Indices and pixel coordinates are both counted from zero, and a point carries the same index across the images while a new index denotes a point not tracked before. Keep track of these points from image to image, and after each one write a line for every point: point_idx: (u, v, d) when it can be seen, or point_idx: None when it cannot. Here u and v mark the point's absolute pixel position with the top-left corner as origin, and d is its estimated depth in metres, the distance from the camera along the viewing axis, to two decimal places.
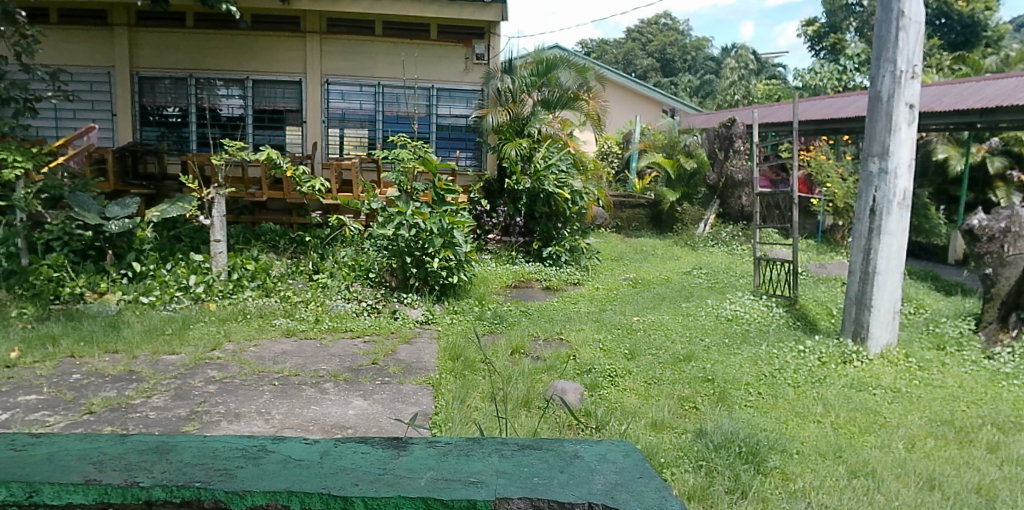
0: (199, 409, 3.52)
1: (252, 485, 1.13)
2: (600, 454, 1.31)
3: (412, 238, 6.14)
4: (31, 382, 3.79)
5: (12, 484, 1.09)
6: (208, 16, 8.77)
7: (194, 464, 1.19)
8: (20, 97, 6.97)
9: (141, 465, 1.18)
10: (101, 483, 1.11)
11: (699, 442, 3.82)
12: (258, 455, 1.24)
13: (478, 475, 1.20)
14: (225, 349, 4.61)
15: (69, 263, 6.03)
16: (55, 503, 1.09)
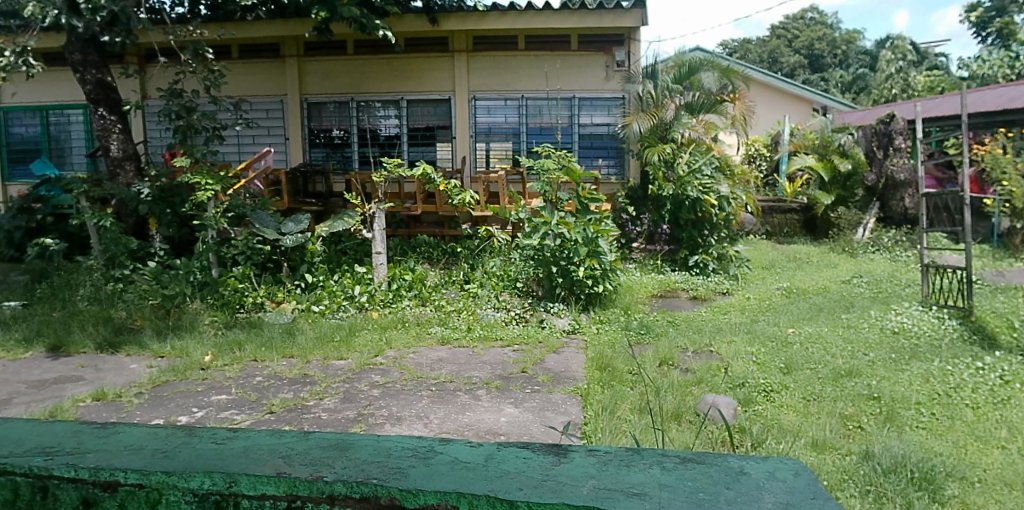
0: (365, 412, 3.73)
1: (424, 484, 1.16)
2: (768, 472, 1.25)
3: (557, 247, 6.17)
4: (222, 383, 4.20)
5: (214, 474, 1.14)
6: (367, 42, 9.34)
7: (370, 461, 1.24)
8: (210, 126, 7.70)
9: (324, 461, 1.23)
10: (290, 476, 1.16)
11: (865, 466, 3.53)
12: (428, 456, 1.27)
13: (640, 487, 1.19)
14: (386, 355, 4.85)
15: (252, 275, 6.59)
16: (250, 494, 1.14)
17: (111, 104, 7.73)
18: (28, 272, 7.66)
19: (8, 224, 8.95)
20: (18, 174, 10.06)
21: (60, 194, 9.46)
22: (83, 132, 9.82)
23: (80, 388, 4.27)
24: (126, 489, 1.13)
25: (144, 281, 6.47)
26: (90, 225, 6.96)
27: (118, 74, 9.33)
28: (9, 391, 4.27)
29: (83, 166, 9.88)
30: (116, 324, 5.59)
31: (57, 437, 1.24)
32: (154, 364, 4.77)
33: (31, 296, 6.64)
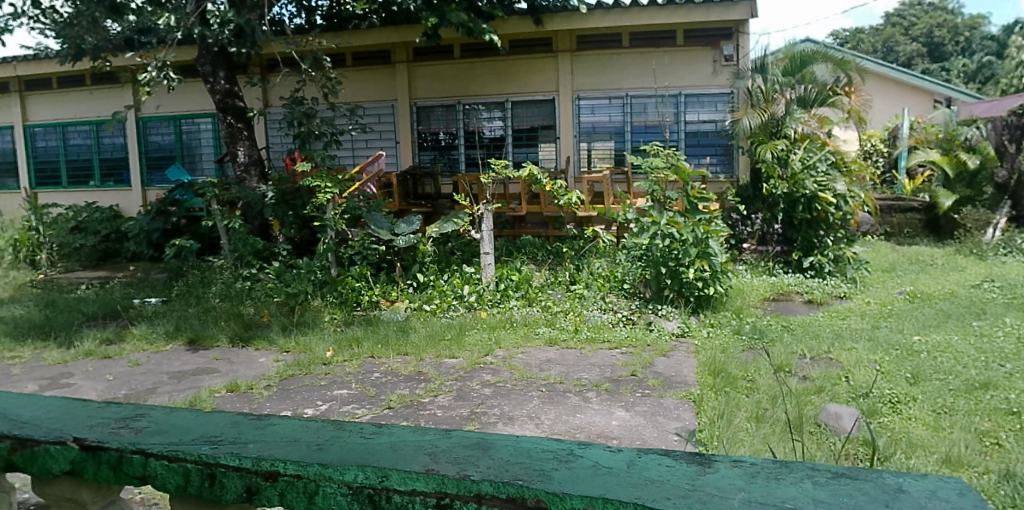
0: (477, 410, 3.79)
1: (570, 488, 1.08)
2: (931, 490, 0.99)
3: (666, 248, 6.04)
4: (343, 378, 4.37)
5: (366, 468, 1.15)
6: (473, 46, 9.49)
7: (514, 461, 1.19)
8: (328, 132, 8.07)
9: (468, 459, 1.20)
10: (439, 473, 1.13)
11: (1008, 488, 3.23)
12: (567, 458, 1.17)
13: (794, 503, 0.99)
14: (496, 354, 4.90)
15: (369, 275, 6.83)
16: (400, 489, 1.13)
17: (238, 112, 8.21)
18: (168, 271, 8.30)
19: (148, 226, 9.79)
20: (156, 180, 10.91)
21: (192, 197, 9.94)
22: (212, 140, 10.55)
23: (215, 380, 4.56)
24: (287, 479, 1.15)
25: (269, 279, 6.85)
26: (222, 227, 7.44)
27: (245, 84, 9.95)
28: (153, 381, 4.62)
29: (213, 171, 10.59)
30: (246, 320, 5.94)
31: (220, 427, 1.29)
32: (281, 358, 5.04)
33: (168, 293, 7.14)
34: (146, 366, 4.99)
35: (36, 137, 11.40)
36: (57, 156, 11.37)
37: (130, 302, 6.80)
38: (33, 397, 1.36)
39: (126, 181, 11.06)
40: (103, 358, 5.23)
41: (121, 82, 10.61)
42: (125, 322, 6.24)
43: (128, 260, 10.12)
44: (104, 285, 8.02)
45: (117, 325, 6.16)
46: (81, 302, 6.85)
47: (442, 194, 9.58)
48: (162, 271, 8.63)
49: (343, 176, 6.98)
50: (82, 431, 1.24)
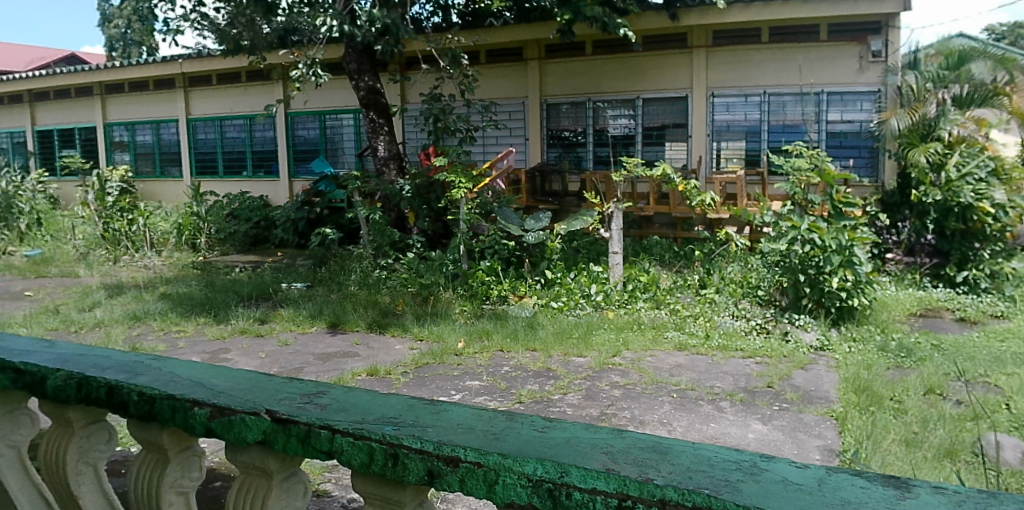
0: (608, 411, 3.81)
1: (773, 506, 0.76)
2: None
3: (806, 255, 5.71)
4: (475, 369, 4.52)
5: (545, 461, 0.89)
6: (605, 42, 9.43)
7: (700, 465, 0.88)
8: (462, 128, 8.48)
9: (650, 458, 0.90)
10: (619, 472, 0.85)
11: None
12: (756, 468, 0.86)
13: None
14: (624, 356, 4.86)
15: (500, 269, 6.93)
16: (581, 486, 0.86)
17: (379, 108, 8.65)
18: (313, 258, 8.84)
19: (295, 215, 10.50)
20: (302, 172, 11.59)
21: (334, 190, 10.51)
22: (353, 135, 11.12)
23: (357, 363, 4.81)
24: (465, 465, 0.93)
25: (403, 269, 7.15)
26: (361, 218, 7.83)
27: (386, 81, 10.43)
28: (301, 361, 4.93)
29: (354, 164, 11.16)
30: (382, 308, 6.18)
31: (397, 410, 1.28)
32: (415, 346, 5.23)
33: (313, 279, 7.55)
34: (295, 346, 5.32)
35: (197, 130, 12.42)
36: (214, 148, 12.30)
37: (279, 286, 7.24)
38: (229, 371, 1.44)
39: (274, 172, 11.80)
40: (256, 335, 5.62)
41: (275, 79, 11.41)
42: (275, 303, 6.68)
43: (275, 246, 10.77)
44: (255, 269, 8.63)
45: (267, 305, 6.62)
46: (235, 284, 7.39)
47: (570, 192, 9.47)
48: (307, 257, 9.21)
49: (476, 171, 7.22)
50: (274, 404, 1.27)
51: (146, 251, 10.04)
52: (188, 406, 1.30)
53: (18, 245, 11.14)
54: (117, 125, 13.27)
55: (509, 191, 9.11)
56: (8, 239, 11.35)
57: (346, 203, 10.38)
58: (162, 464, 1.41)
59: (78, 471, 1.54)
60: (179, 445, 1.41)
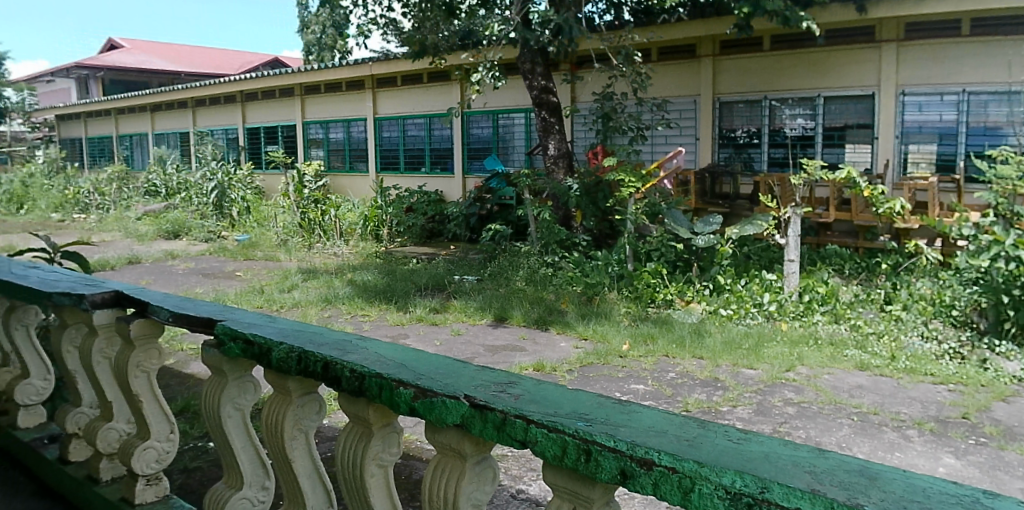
0: (781, 429, 3.67)
1: None
2: None
3: (1010, 274, 5.08)
4: (640, 373, 4.53)
5: (744, 474, 0.86)
6: (785, 37, 8.92)
7: (913, 494, 0.80)
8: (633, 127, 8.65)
9: (856, 482, 0.84)
10: (825, 495, 0.80)
11: None
12: (977, 504, 0.76)
13: None
14: (798, 371, 4.60)
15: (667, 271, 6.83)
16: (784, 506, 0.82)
17: (551, 108, 8.84)
18: (483, 252, 9.20)
19: (467, 210, 11.07)
20: (475, 169, 12.06)
21: (504, 187, 10.97)
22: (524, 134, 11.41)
23: (525, 358, 4.96)
24: (659, 470, 0.92)
25: (569, 268, 7.35)
26: (530, 216, 8.11)
27: (558, 81, 10.63)
28: (472, 351, 5.16)
29: (523, 162, 11.45)
30: (547, 305, 6.31)
31: (587, 405, 1.25)
32: (580, 345, 5.29)
33: (482, 273, 7.83)
34: (466, 337, 5.57)
35: (382, 129, 13.34)
36: (397, 146, 13.15)
37: (452, 278, 7.59)
38: (429, 358, 1.52)
39: (449, 169, 12.40)
40: (431, 324, 5.95)
41: (452, 80, 11.99)
42: (448, 294, 7.05)
43: (448, 240, 11.45)
44: (430, 261, 9.13)
45: (441, 296, 7.00)
46: (413, 274, 7.87)
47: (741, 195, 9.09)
48: (477, 252, 9.61)
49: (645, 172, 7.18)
50: (471, 390, 1.31)
51: (335, 240, 10.96)
52: (394, 385, 1.39)
53: (230, 230, 12.65)
54: (314, 123, 14.55)
55: (677, 193, 8.87)
56: (223, 225, 12.89)
57: (513, 199, 10.76)
58: (366, 438, 1.52)
59: (292, 437, 1.70)
60: (382, 421, 1.51)
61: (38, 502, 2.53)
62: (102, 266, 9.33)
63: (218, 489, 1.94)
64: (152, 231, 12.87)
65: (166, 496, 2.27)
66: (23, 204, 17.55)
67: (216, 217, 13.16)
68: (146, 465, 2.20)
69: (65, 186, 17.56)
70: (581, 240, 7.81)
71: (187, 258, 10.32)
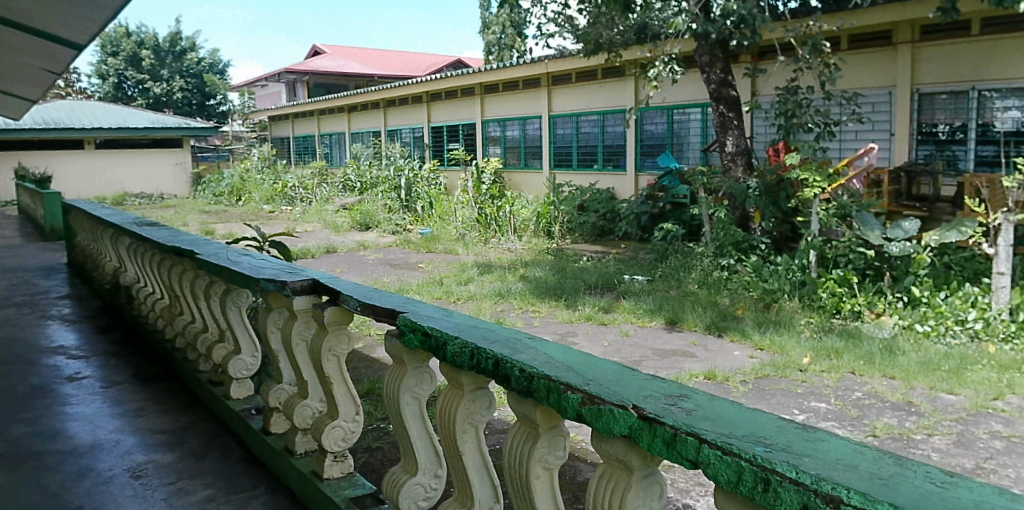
0: (986, 466, 3.22)
1: None
2: None
3: None
4: (821, 390, 4.19)
5: None
6: (997, 19, 7.88)
7: None
8: (821, 123, 8.06)
9: None
10: None
11: None
12: None
13: None
14: (1011, 401, 4.01)
15: (855, 280, 6.27)
16: None
17: (730, 102, 8.44)
18: (655, 252, 9.01)
19: (639, 208, 10.86)
20: (648, 166, 11.84)
21: (678, 185, 10.68)
22: (699, 129, 11.06)
23: (694, 364, 4.78)
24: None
25: (746, 272, 7.01)
26: (706, 216, 7.83)
27: (738, 74, 10.15)
28: (640, 354, 5.07)
29: (698, 159, 11.08)
30: (721, 310, 6.05)
31: (767, 429, 1.13)
32: (756, 355, 5.00)
33: (653, 274, 7.66)
34: (635, 339, 5.48)
35: (556, 126, 13.51)
36: (570, 142, 13.26)
37: (622, 278, 7.50)
38: (597, 364, 1.50)
39: (621, 166, 12.26)
40: (599, 323, 5.92)
41: (627, 75, 11.85)
42: (618, 294, 6.97)
43: (618, 238, 11.33)
44: (600, 259, 9.11)
45: (611, 295, 6.94)
46: (582, 272, 7.89)
47: (942, 197, 8.03)
48: (649, 252, 9.44)
49: (832, 171, 6.63)
50: (641, 401, 1.26)
51: (509, 235, 11.28)
52: (562, 388, 1.38)
53: (415, 225, 13.46)
54: (492, 121, 15.06)
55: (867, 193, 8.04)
56: (407, 218, 13.76)
57: (687, 198, 10.47)
58: (533, 439, 1.53)
59: (463, 430, 1.76)
60: (549, 423, 1.50)
61: (245, 467, 2.85)
62: (305, 254, 10.35)
63: (396, 472, 2.07)
64: (347, 223, 14.06)
65: (350, 474, 2.46)
66: (244, 197, 19.93)
67: (402, 211, 14.09)
68: (334, 443, 2.40)
69: (276, 181, 19.64)
70: (759, 242, 7.41)
71: (375, 249, 11.14)
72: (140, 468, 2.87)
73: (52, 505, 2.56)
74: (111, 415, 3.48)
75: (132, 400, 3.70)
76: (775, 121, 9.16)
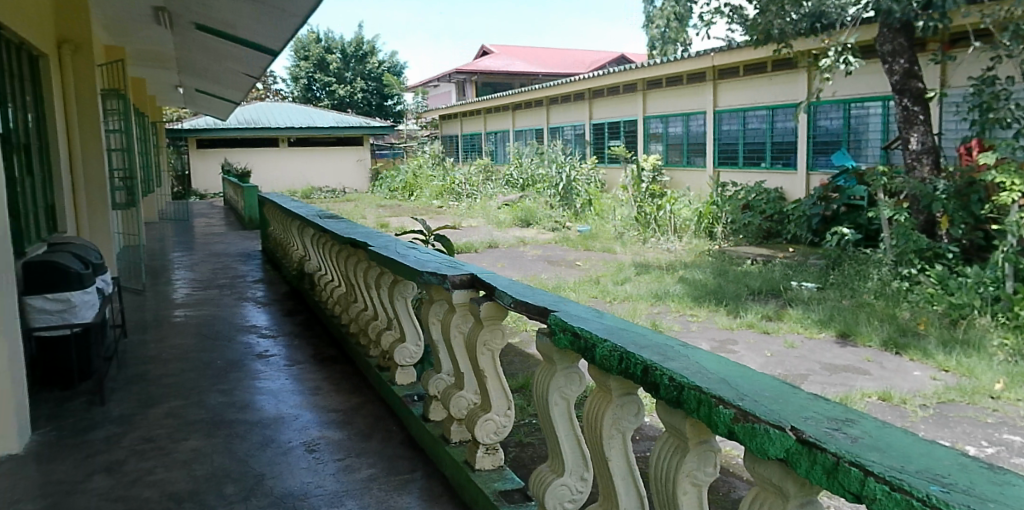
0: None
1: None
2: None
3: None
4: (1019, 423, 3.69)
5: None
6: None
7: None
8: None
9: None
10: None
11: None
12: None
13: None
14: None
15: None
16: None
17: (916, 94, 7.61)
18: (827, 258, 8.38)
19: (810, 210, 10.14)
20: (821, 164, 11.04)
21: (855, 185, 9.86)
22: (880, 125, 10.13)
23: (868, 383, 4.38)
24: None
25: (931, 284, 6.31)
26: (885, 220, 7.16)
27: (924, 63, 9.16)
28: (805, 368, 4.73)
29: (878, 157, 10.18)
30: (900, 324, 5.50)
31: (947, 466, 1.00)
32: (939, 377, 4.49)
33: (824, 281, 7.12)
34: (801, 351, 5.12)
35: (722, 121, 12.94)
36: (737, 139, 12.65)
37: (789, 284, 7.04)
38: (753, 377, 1.41)
39: (792, 164, 11.51)
40: (762, 332, 5.60)
41: (800, 67, 11.06)
42: (784, 301, 6.54)
43: (786, 242, 10.66)
44: (767, 263, 8.61)
45: (776, 303, 6.53)
46: (746, 277, 7.51)
47: None
48: (820, 257, 8.79)
49: None
50: (799, 422, 1.16)
51: (669, 235, 10.99)
52: (713, 403, 1.30)
53: (573, 221, 13.52)
54: (655, 118, 14.75)
55: None
56: (567, 216, 13.86)
57: (865, 199, 9.67)
58: (680, 452, 1.46)
59: (610, 435, 1.73)
60: (698, 437, 1.43)
61: (404, 451, 3.02)
62: (468, 248, 10.76)
63: (543, 471, 2.08)
64: (508, 219, 14.43)
65: (500, 467, 2.52)
66: (415, 192, 21.12)
67: (561, 208, 14.21)
68: (486, 435, 2.46)
69: (444, 177, 20.58)
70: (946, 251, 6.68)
71: (535, 245, 11.33)
72: (314, 443, 3.13)
73: (239, 470, 2.86)
74: (292, 392, 3.83)
75: (311, 379, 4.05)
76: (971, 115, 8.16)
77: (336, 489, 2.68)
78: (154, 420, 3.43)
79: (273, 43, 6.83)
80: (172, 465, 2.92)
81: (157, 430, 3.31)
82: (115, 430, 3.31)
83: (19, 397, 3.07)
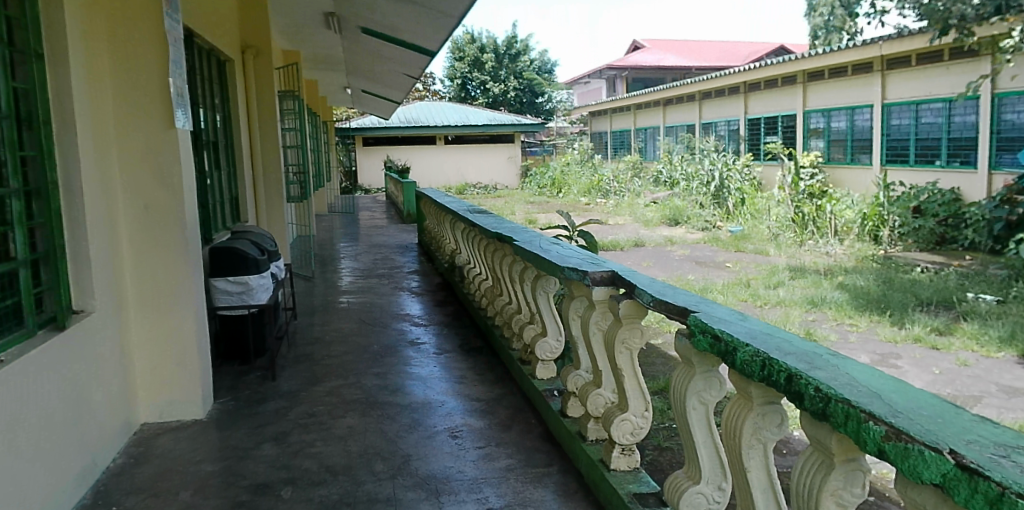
0: None
1: None
2: None
3: None
4: None
5: None
6: None
7: None
8: None
9: None
10: None
11: None
12: None
13: None
14: None
15: None
16: None
17: None
18: (1012, 269, 7.51)
19: (989, 214, 9.18)
20: (1005, 163, 9.86)
21: None
22: None
23: None
24: None
25: None
26: None
27: None
28: (980, 390, 4.27)
29: None
30: None
31: None
32: None
33: (1009, 293, 6.34)
34: (976, 370, 4.62)
35: (891, 115, 11.84)
36: (908, 135, 11.54)
37: (965, 296, 6.34)
38: (911, 393, 1.30)
39: (972, 162, 10.34)
40: (930, 348, 5.09)
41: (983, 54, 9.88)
42: (958, 314, 5.92)
43: (964, 249, 9.81)
44: (941, 271, 7.80)
45: (950, 315, 5.92)
46: (915, 285, 6.86)
47: None
48: (1004, 267, 7.87)
49: None
50: (960, 445, 1.06)
51: (829, 239, 10.30)
52: (862, 417, 1.21)
53: (726, 221, 13.02)
54: (816, 112, 13.82)
55: None
56: (718, 215, 13.36)
57: None
58: (825, 469, 1.37)
59: (750, 445, 1.66)
60: (846, 454, 1.34)
61: (541, 444, 3.07)
62: (613, 246, 10.70)
63: (679, 477, 2.04)
64: (656, 217, 14.16)
65: (636, 468, 2.49)
66: (563, 189, 21.26)
67: (712, 208, 13.72)
68: (622, 435, 2.44)
69: (592, 174, 20.55)
70: None
71: (683, 245, 11.04)
72: (457, 429, 3.27)
73: (388, 449, 3.06)
74: (440, 379, 4.02)
75: (457, 367, 4.23)
76: None
77: (476, 475, 2.79)
78: (317, 397, 3.74)
79: (429, 43, 7.17)
80: (330, 439, 3.18)
81: (317, 407, 3.61)
82: (282, 403, 3.65)
83: (204, 369, 3.47)
